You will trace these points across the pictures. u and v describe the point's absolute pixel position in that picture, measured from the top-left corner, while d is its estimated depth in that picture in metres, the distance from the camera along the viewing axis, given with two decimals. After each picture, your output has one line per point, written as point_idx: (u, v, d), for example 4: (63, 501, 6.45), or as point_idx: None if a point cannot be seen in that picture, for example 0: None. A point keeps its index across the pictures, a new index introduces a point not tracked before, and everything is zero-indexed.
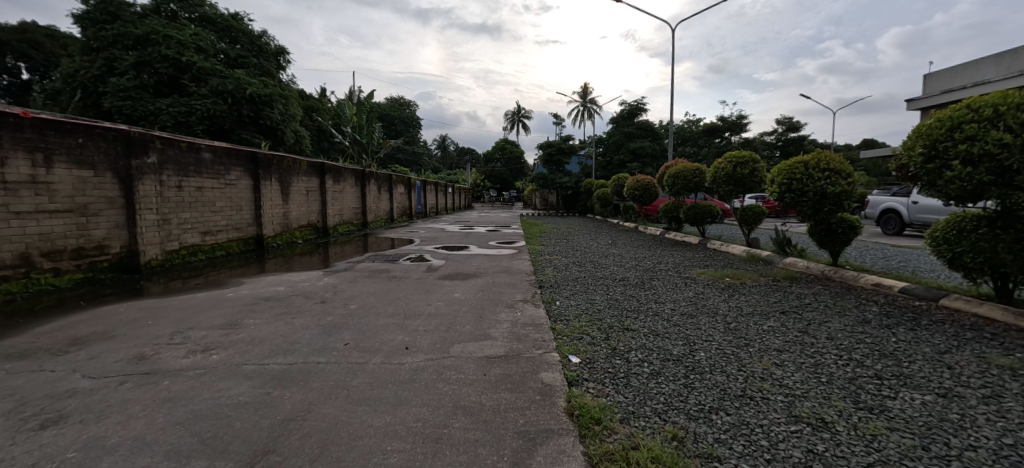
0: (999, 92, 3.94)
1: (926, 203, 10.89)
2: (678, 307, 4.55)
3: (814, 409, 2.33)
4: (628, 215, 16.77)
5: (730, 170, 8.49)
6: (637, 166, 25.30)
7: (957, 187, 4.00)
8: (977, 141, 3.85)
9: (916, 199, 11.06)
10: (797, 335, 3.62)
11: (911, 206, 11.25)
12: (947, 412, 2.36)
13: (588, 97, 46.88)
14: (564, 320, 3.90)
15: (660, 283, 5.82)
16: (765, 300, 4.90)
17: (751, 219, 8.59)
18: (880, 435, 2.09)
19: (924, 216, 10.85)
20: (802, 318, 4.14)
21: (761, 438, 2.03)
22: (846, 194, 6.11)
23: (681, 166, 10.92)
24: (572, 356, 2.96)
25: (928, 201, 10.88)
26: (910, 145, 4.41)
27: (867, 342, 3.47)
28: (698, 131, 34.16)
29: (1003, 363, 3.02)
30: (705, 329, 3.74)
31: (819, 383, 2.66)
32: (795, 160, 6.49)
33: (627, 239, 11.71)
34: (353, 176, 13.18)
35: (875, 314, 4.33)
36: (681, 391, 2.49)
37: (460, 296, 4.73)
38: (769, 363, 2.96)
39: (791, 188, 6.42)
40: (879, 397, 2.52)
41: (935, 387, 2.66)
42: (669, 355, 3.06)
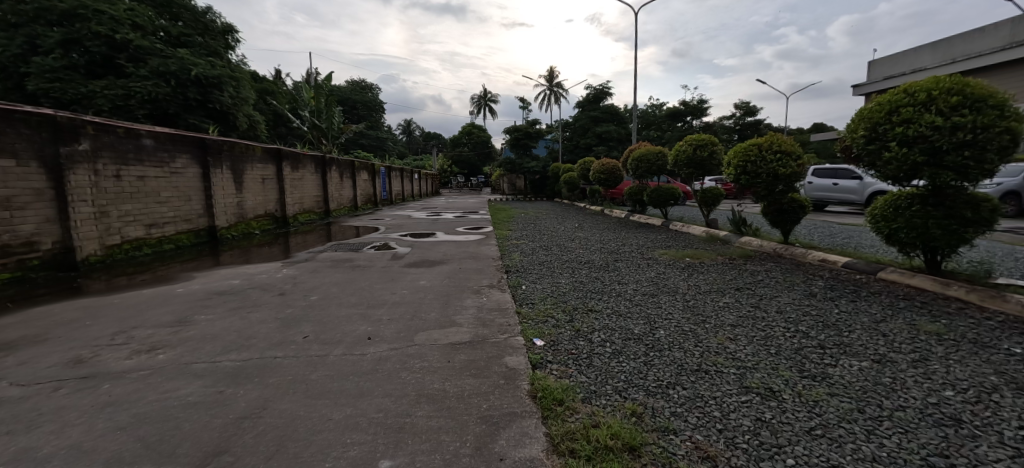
0: (932, 78, 4.24)
1: (820, 183, 12.57)
2: (639, 287, 4.69)
3: (763, 380, 2.46)
4: (594, 199, 17.05)
5: (690, 153, 8.72)
6: (603, 150, 25.67)
7: (895, 167, 4.26)
8: (913, 124, 4.12)
9: (813, 179, 12.67)
10: (749, 310, 3.82)
11: (808, 186, 12.91)
12: (879, 375, 2.56)
13: (555, 80, 46.86)
14: (529, 303, 3.95)
15: (624, 265, 5.95)
16: (721, 277, 5.12)
17: (711, 201, 8.86)
18: (821, 401, 2.24)
19: (818, 195, 12.51)
20: (755, 294, 4.37)
21: (714, 410, 2.13)
22: (797, 175, 6.42)
23: (645, 150, 11.12)
24: (537, 339, 2.99)
25: (820, 180, 12.57)
26: (853, 128, 4.66)
27: (813, 314, 3.70)
28: (661, 115, 34.86)
29: (930, 329, 3.30)
30: (665, 307, 3.88)
31: (768, 355, 2.81)
32: (751, 142, 6.73)
33: (593, 222, 11.88)
34: (313, 162, 12.69)
35: (820, 287, 4.62)
36: (641, 368, 2.57)
37: (426, 284, 4.68)
38: (724, 338, 3.11)
39: (746, 170, 6.69)
40: (821, 365, 2.69)
41: (872, 354, 2.87)
42: (631, 334, 3.15)
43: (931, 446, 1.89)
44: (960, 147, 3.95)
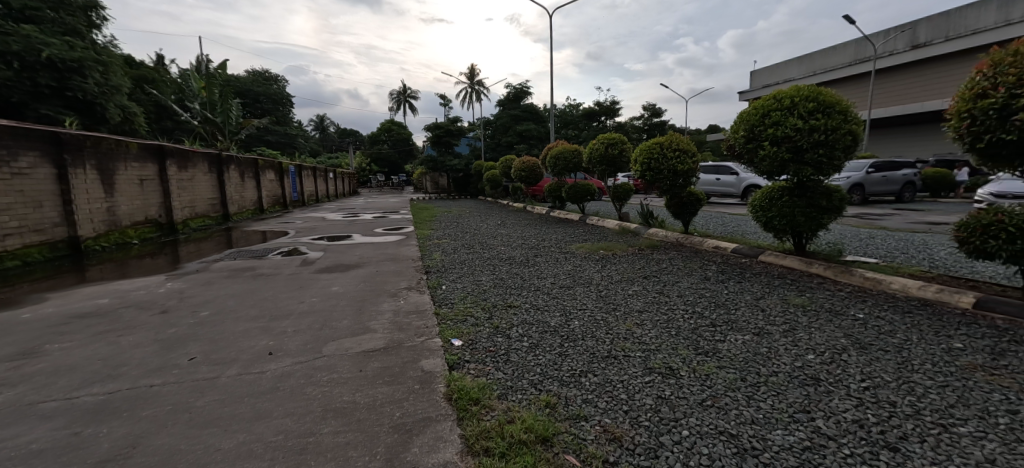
0: (793, 87, 4.89)
1: (705, 178, 14.13)
2: (557, 280, 4.85)
3: (664, 360, 2.66)
4: (517, 197, 17.32)
5: (603, 151, 9.20)
6: (524, 148, 26.19)
7: (767, 164, 4.87)
8: (781, 126, 4.72)
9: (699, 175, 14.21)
10: (655, 296, 4.12)
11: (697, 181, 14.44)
12: (758, 346, 2.91)
13: (476, 78, 46.79)
14: (448, 303, 3.88)
15: (543, 259, 6.11)
16: (631, 267, 5.48)
17: (622, 196, 9.42)
18: (712, 374, 2.49)
19: (703, 188, 14.06)
20: (660, 281, 4.72)
21: (621, 393, 2.27)
22: (693, 171, 7.05)
23: (561, 148, 11.52)
24: (455, 339, 2.96)
25: (705, 176, 14.13)
26: (736, 129, 5.23)
27: (707, 296, 4.10)
28: (577, 114, 36.41)
29: (798, 303, 3.82)
30: (581, 298, 4.06)
31: (669, 337, 3.06)
32: (653, 141, 7.26)
33: (515, 219, 12.07)
34: (206, 161, 11.37)
35: (714, 272, 5.13)
36: (555, 360, 2.65)
37: (338, 290, 4.40)
38: (632, 324, 3.32)
39: (650, 167, 7.21)
40: (713, 341, 2.99)
41: (753, 328, 3.26)
42: (547, 327, 3.24)
43: (796, 403, 2.19)
44: (816, 146, 4.62)
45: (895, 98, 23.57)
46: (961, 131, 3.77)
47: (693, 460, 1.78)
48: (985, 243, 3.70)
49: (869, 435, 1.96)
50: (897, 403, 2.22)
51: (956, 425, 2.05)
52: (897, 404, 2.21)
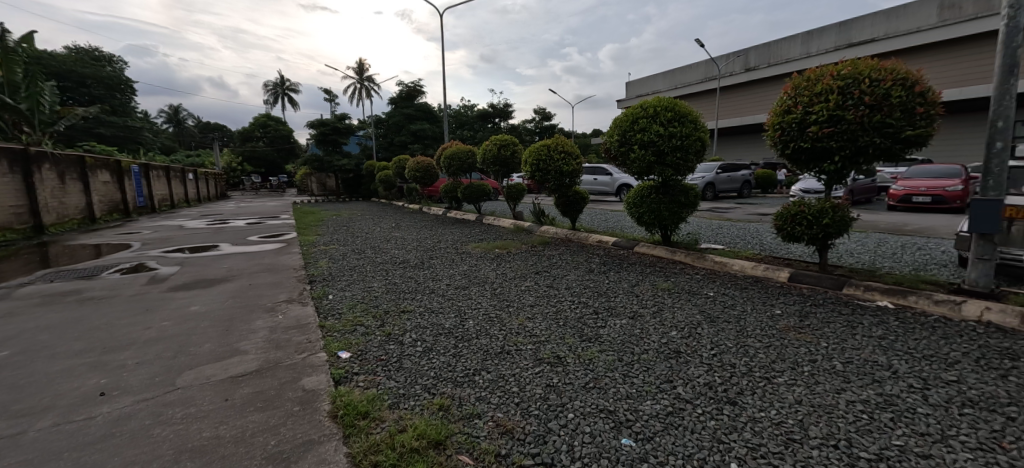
0: (655, 98, 5.52)
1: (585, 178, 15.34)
2: (452, 281, 4.83)
3: (553, 349, 2.82)
4: (412, 197, 16.84)
5: (496, 151, 9.38)
6: (418, 148, 25.59)
7: (637, 165, 5.43)
8: (646, 132, 5.30)
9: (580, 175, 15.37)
10: (545, 290, 4.34)
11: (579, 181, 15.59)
12: (633, 328, 3.23)
13: (364, 73, 44.39)
14: (335, 313, 3.62)
15: (438, 261, 6.04)
16: (524, 264, 5.68)
17: (515, 196, 9.71)
18: (594, 358, 2.69)
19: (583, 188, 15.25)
20: (550, 275, 4.98)
21: (513, 386, 2.34)
22: (577, 172, 7.56)
23: (455, 148, 11.48)
24: (342, 351, 2.77)
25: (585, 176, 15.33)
26: (611, 134, 5.73)
27: (591, 286, 4.43)
28: (471, 115, 36.71)
29: (665, 287, 4.34)
30: (476, 298, 4.10)
31: (557, 327, 3.24)
32: (541, 143, 7.61)
33: (410, 221, 11.73)
34: (6, 159, 9.02)
35: (597, 264, 5.57)
36: (449, 361, 2.64)
37: (200, 309, 3.84)
38: (524, 318, 3.45)
39: (539, 168, 7.55)
40: (595, 328, 3.24)
41: (628, 312, 3.62)
42: (442, 329, 3.21)
43: (662, 375, 2.49)
44: (675, 150, 5.28)
45: (736, 110, 28.03)
46: (775, 140, 4.60)
47: (578, 440, 1.92)
48: (795, 229, 4.60)
49: (716, 394, 2.31)
50: (736, 365, 2.65)
51: (776, 377, 2.52)
52: (737, 366, 2.64)
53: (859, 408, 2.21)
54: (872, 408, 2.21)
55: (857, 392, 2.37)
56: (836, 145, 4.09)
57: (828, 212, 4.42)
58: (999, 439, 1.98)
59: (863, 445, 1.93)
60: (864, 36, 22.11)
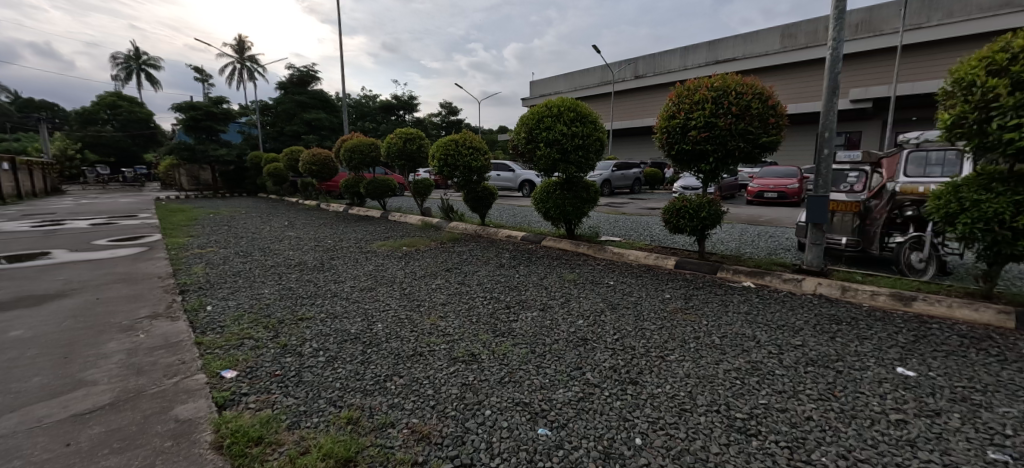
0: (560, 98, 5.72)
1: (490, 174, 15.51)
2: (357, 283, 4.52)
3: (467, 347, 2.76)
4: (307, 193, 15.49)
5: (401, 145, 8.98)
6: (313, 138, 23.65)
7: (543, 163, 5.58)
8: (551, 130, 5.48)
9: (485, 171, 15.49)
10: (457, 287, 4.26)
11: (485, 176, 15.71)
12: (544, 320, 3.32)
13: (246, 52, 39.71)
14: (216, 327, 3.16)
15: (340, 262, 5.61)
16: (434, 261, 5.52)
17: (423, 191, 9.42)
18: (508, 353, 2.70)
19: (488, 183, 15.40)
20: (461, 272, 4.90)
21: (427, 389, 2.24)
22: (486, 168, 7.56)
23: (356, 140, 10.76)
24: (227, 370, 2.42)
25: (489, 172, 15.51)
26: (518, 131, 5.82)
27: (502, 281, 4.45)
28: (373, 106, 34.95)
29: (572, 279, 4.52)
30: (383, 299, 3.86)
31: (470, 324, 3.19)
32: (449, 137, 7.45)
33: (306, 218, 10.77)
34: None
35: (507, 259, 5.62)
36: (357, 370, 2.44)
37: (24, 334, 3.07)
38: (436, 318, 3.34)
39: (447, 163, 7.38)
40: (508, 322, 3.25)
41: (538, 304, 3.70)
42: (347, 336, 2.97)
43: (572, 363, 2.58)
44: (577, 148, 5.52)
45: (627, 113, 30.45)
46: (663, 141, 5.03)
47: (496, 435, 1.89)
48: (680, 222, 5.10)
49: (620, 376, 2.45)
50: (636, 348, 2.85)
51: (669, 355, 2.76)
52: (637, 349, 2.84)
53: (734, 375, 2.51)
54: (742, 374, 2.53)
55: (733, 362, 2.69)
56: (711, 148, 4.61)
57: (705, 206, 4.98)
58: (833, 389, 2.40)
59: (738, 406, 2.18)
60: (728, 55, 25.45)
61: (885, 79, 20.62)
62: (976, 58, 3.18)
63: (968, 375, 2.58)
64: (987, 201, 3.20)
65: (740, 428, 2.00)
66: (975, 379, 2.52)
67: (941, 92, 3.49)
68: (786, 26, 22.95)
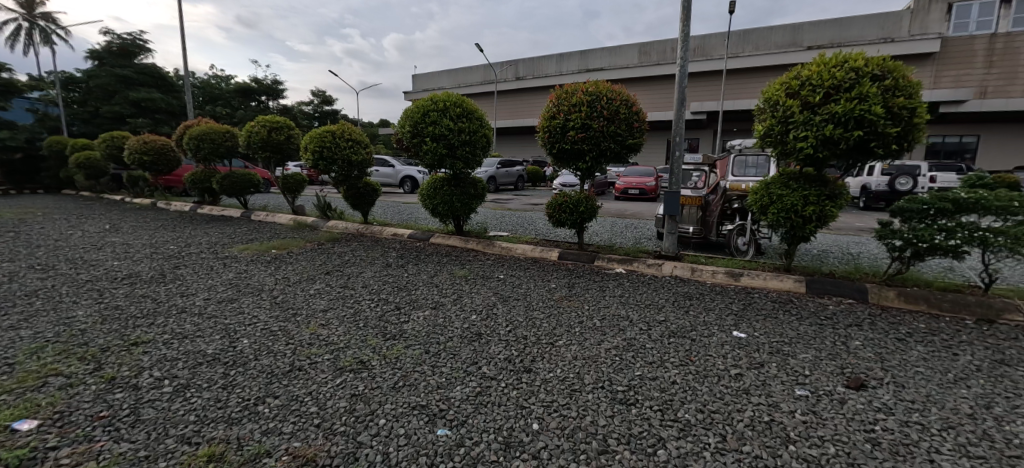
0: (446, 93, 5.62)
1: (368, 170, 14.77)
2: (212, 294, 3.88)
3: (354, 355, 2.55)
4: (139, 189, 12.87)
5: (265, 135, 7.94)
6: (144, 123, 19.74)
7: (429, 158, 5.43)
8: (437, 125, 5.37)
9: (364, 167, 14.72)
10: (338, 291, 3.93)
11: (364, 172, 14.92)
12: (437, 318, 3.24)
13: (37, 9, 31.35)
14: (3, 367, 2.42)
15: (189, 271, 4.77)
16: (310, 264, 5.02)
17: (294, 188, 8.49)
18: (400, 355, 2.56)
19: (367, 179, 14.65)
20: (343, 274, 4.55)
21: (309, 406, 2.01)
22: (367, 162, 7.10)
23: (205, 127, 9.23)
24: (24, 421, 1.87)
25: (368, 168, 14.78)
26: (402, 124, 5.58)
27: (390, 281, 4.23)
28: (225, 89, 30.48)
29: (462, 275, 4.49)
30: (248, 311, 3.38)
31: (356, 330, 2.96)
32: (323, 128, 6.81)
33: (140, 219, 8.94)
34: None
35: (394, 257, 5.38)
36: (218, 397, 2.08)
37: None
38: (316, 326, 3.03)
39: (322, 155, 6.74)
40: (398, 324, 3.09)
41: (430, 303, 3.59)
42: (203, 358, 2.53)
43: (468, 358, 2.56)
44: (464, 144, 5.50)
45: (509, 112, 31.41)
46: (544, 141, 5.28)
47: (392, 444, 1.78)
48: (561, 216, 5.41)
49: (515, 366, 2.49)
50: (527, 337, 2.95)
51: (557, 341, 2.90)
52: (528, 338, 2.92)
53: (613, 353, 2.74)
54: (620, 351, 2.77)
55: (613, 341, 2.93)
56: (587, 148, 4.96)
57: (583, 202, 5.36)
58: (691, 355, 2.75)
59: (620, 380, 2.38)
60: (596, 64, 27.86)
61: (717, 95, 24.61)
62: (779, 82, 3.92)
63: (782, 331, 3.19)
64: (787, 196, 4.01)
65: (623, 399, 2.19)
66: (787, 333, 3.14)
67: (755, 108, 4.22)
68: (643, 44, 26.00)
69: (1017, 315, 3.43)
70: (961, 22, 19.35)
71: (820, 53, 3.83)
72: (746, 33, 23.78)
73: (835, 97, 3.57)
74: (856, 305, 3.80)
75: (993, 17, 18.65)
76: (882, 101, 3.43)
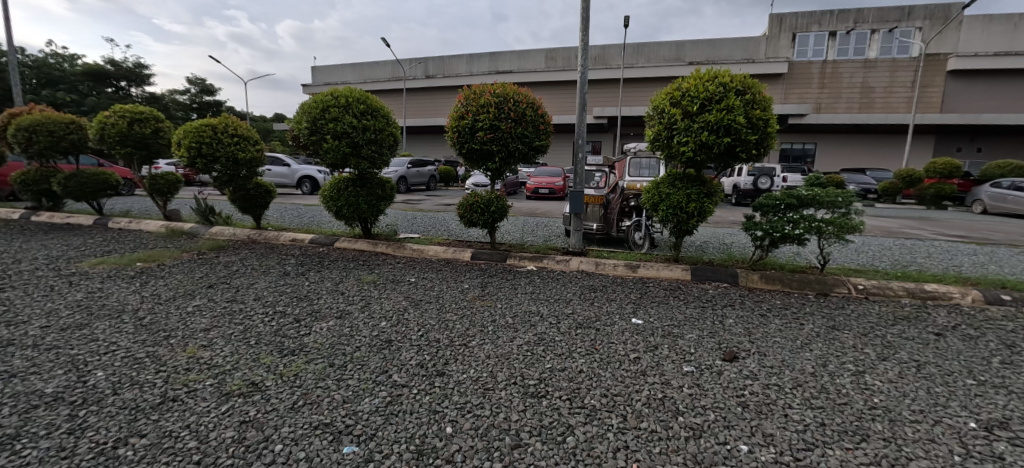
0: (347, 88, 5.33)
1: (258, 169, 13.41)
2: (55, 319, 3.25)
3: (244, 377, 2.32)
4: None
5: (124, 127, 6.83)
6: None
7: (331, 156, 5.10)
8: (339, 122, 5.07)
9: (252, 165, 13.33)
10: (224, 306, 3.53)
11: None
12: (342, 328, 3.07)
13: None
14: None
15: (21, 293, 3.93)
16: (189, 278, 4.44)
17: (165, 189, 7.42)
18: (300, 372, 2.38)
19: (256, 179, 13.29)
20: (230, 287, 4.09)
21: (188, 441, 1.79)
22: (256, 160, 6.46)
23: (40, 116, 7.65)
24: None
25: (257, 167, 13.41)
26: (298, 120, 5.18)
27: (287, 292, 3.91)
28: (70, 71, 25.59)
29: (370, 280, 4.30)
30: (106, 337, 2.89)
31: (247, 348, 2.70)
32: (201, 121, 6.04)
33: None
34: None
35: (291, 265, 4.97)
36: (61, 445, 1.76)
37: None
38: (196, 348, 2.70)
39: (201, 152, 5.98)
40: (298, 338, 2.87)
41: (334, 313, 3.38)
42: (42, 398, 2.11)
43: (377, 368, 2.46)
44: (368, 143, 5.27)
45: (418, 110, 30.70)
46: (453, 140, 5.25)
47: None
48: (472, 216, 5.43)
49: (427, 371, 2.46)
50: (440, 340, 2.92)
51: (471, 341, 2.92)
52: (441, 341, 2.90)
53: (525, 348, 2.83)
54: (531, 345, 2.88)
55: (524, 337, 3.02)
56: (496, 149, 5.05)
57: (493, 201, 5.44)
58: (595, 344, 2.94)
59: (531, 374, 2.46)
60: (505, 66, 28.39)
61: (615, 101, 26.51)
62: (665, 92, 4.35)
63: (672, 315, 3.56)
64: (674, 195, 4.46)
65: (535, 392, 2.26)
66: (676, 317, 3.50)
67: (644, 115, 4.62)
68: (548, 50, 27.12)
69: (844, 288, 4.21)
70: (802, 49, 23.13)
71: (696, 68, 4.32)
72: (639, 46, 25.95)
73: (708, 108, 4.05)
74: (730, 288, 4.36)
75: (824, 46, 22.83)
76: (744, 112, 3.98)
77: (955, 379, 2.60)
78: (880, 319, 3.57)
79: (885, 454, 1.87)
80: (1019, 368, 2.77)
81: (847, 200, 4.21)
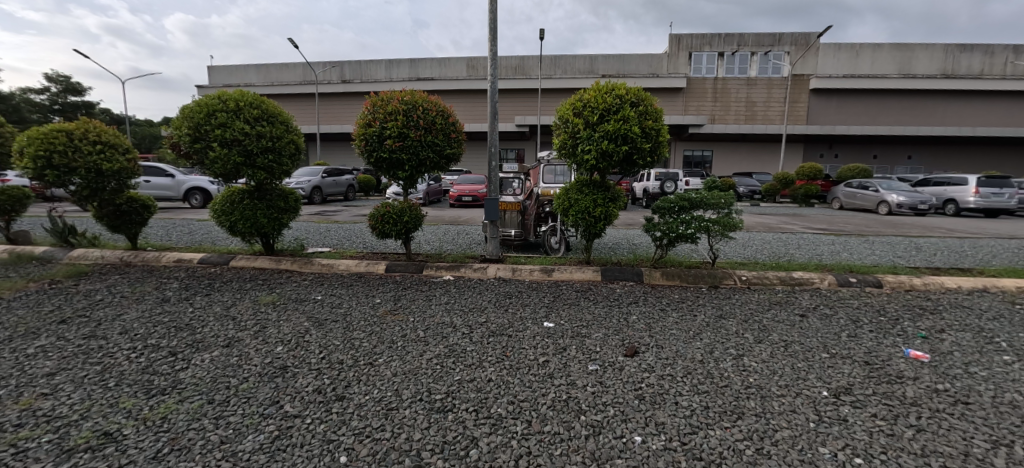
0: (238, 91, 4.86)
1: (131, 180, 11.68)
2: None
3: (95, 427, 1.98)
4: None
5: None
6: None
7: (219, 166, 4.62)
8: (228, 128, 4.62)
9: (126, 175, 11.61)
10: (79, 344, 3.00)
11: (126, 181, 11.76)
12: (229, 358, 2.76)
13: None
14: None
15: None
16: (34, 313, 3.73)
17: (8, 207, 6.20)
18: (169, 414, 2.09)
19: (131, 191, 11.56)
20: (90, 321, 3.50)
21: None
22: (128, 171, 5.60)
23: None
24: None
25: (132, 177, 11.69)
26: (178, 125, 4.62)
27: (165, 322, 3.43)
28: None
29: (267, 302, 3.94)
30: None
31: (103, 392, 2.32)
32: (53, 126, 5.14)
33: None
34: None
35: (173, 290, 4.39)
36: None
37: None
38: (33, 398, 2.26)
39: (54, 162, 5.09)
40: (171, 374, 2.53)
41: (220, 341, 3.03)
42: None
43: (265, 399, 2.24)
44: (265, 151, 4.84)
45: (333, 117, 29.10)
46: (361, 149, 5.02)
47: None
48: (385, 227, 5.21)
49: (325, 397, 2.29)
50: (342, 361, 2.74)
51: (377, 359, 2.78)
52: (343, 361, 2.73)
53: (435, 362, 2.76)
54: (442, 358, 2.81)
55: (434, 350, 2.94)
56: (406, 157, 4.90)
57: (407, 211, 5.29)
58: (506, 351, 2.95)
59: (437, 388, 2.40)
60: (426, 74, 27.97)
61: (535, 110, 27.28)
62: (569, 102, 4.54)
63: (582, 316, 3.70)
64: (582, 200, 4.66)
65: (440, 408, 2.20)
66: (585, 318, 3.65)
67: (552, 124, 4.78)
68: (470, 59, 27.20)
69: (731, 279, 4.68)
70: (697, 67, 25.68)
71: (596, 80, 4.55)
72: (556, 58, 27.03)
73: (607, 118, 4.30)
74: (635, 286, 4.64)
75: (715, 65, 25.58)
76: (638, 123, 4.28)
77: (814, 354, 2.99)
78: (758, 306, 4.02)
79: (756, 429, 2.08)
80: (861, 340, 3.26)
81: (728, 201, 4.67)
